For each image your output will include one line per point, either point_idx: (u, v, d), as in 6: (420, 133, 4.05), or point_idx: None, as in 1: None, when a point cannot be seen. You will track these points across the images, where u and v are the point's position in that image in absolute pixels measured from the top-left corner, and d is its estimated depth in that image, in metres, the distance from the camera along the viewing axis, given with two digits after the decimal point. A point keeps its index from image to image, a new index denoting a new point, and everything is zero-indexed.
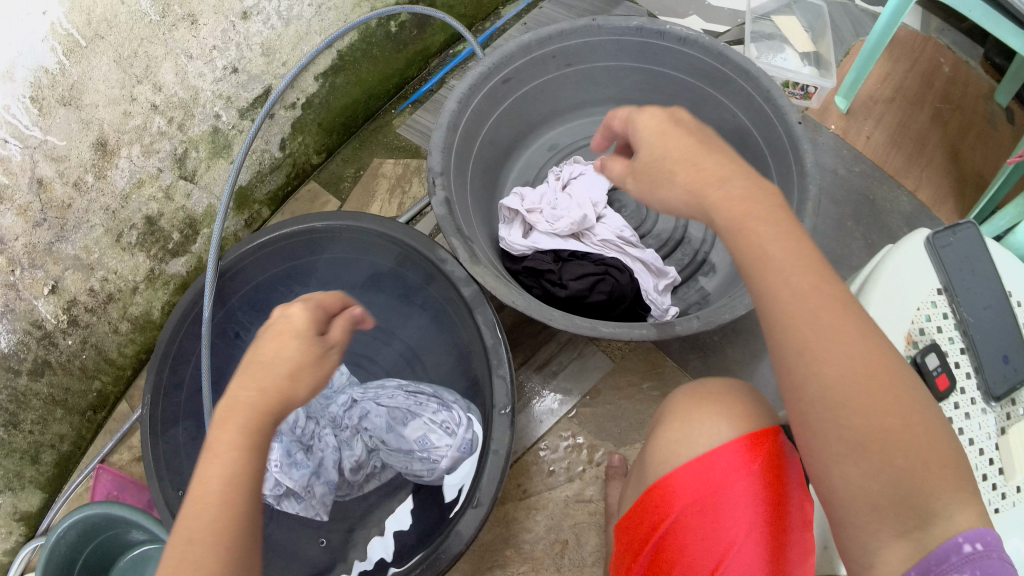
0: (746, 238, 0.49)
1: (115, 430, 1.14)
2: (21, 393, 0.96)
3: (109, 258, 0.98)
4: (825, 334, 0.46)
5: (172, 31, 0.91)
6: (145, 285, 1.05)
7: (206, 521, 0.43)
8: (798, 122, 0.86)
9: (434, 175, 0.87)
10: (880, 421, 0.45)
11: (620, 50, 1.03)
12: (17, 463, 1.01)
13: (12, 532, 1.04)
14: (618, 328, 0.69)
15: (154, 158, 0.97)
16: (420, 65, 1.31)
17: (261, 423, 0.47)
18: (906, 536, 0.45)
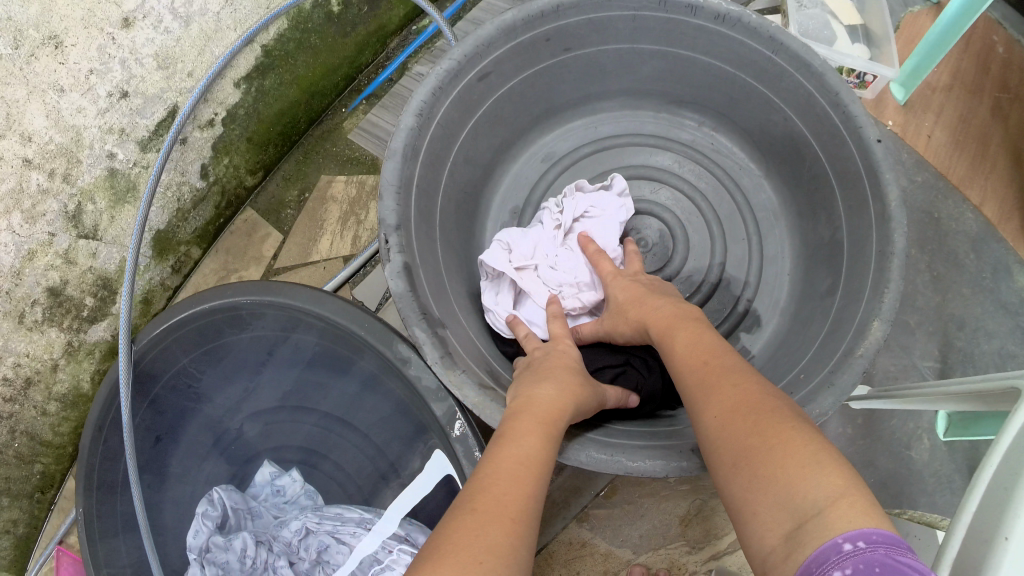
0: (668, 339, 0.57)
1: (68, 509, 1.00)
2: None
3: (16, 341, 0.80)
4: (702, 380, 0.50)
5: (32, 62, 0.72)
6: (66, 361, 0.85)
7: (499, 495, 0.43)
8: (878, 139, 0.67)
9: (387, 232, 0.65)
10: (743, 436, 0.43)
11: (637, 30, 0.78)
12: None
13: None
14: (648, 462, 0.55)
15: (41, 223, 0.76)
16: (375, 48, 1.00)
17: (555, 421, 0.52)
18: (789, 539, 0.38)
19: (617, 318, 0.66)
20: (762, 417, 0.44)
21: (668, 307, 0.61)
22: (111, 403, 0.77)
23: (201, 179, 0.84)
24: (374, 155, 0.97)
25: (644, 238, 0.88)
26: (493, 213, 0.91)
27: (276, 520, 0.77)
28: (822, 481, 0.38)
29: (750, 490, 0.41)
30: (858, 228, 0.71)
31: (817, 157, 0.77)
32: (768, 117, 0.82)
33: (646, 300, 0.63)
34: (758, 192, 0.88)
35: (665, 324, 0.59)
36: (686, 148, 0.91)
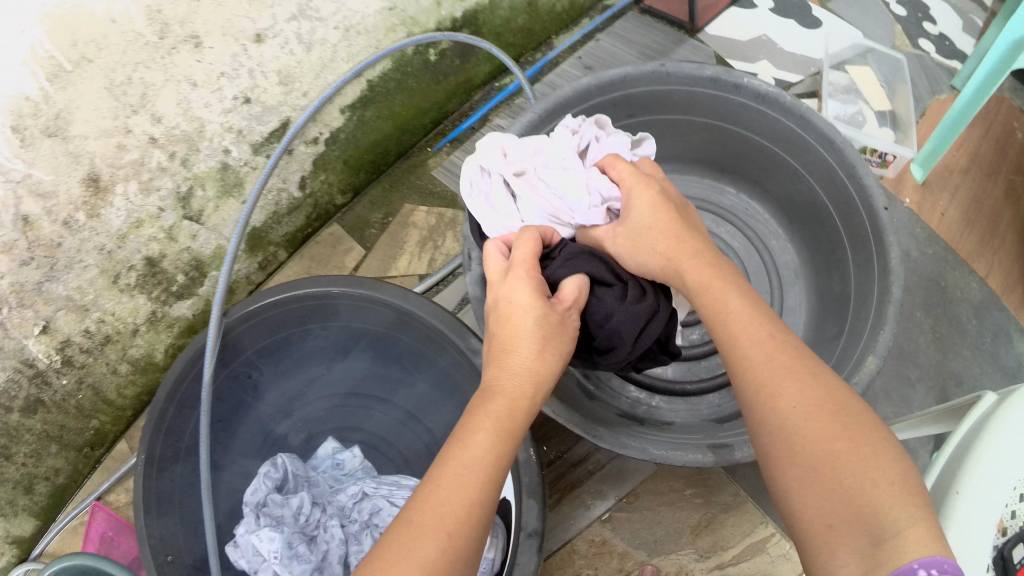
0: (712, 295, 0.60)
1: (113, 469, 1.03)
2: (13, 428, 0.90)
3: (104, 300, 0.89)
4: (774, 372, 0.53)
5: (173, 55, 0.81)
6: (147, 328, 0.95)
7: (435, 506, 0.46)
8: (885, 207, 0.77)
9: (472, 248, 0.77)
10: (830, 445, 0.49)
11: (690, 102, 0.89)
12: (9, 493, 0.95)
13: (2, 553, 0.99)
14: (669, 451, 0.66)
15: (153, 196, 0.87)
16: (461, 98, 1.12)
17: (514, 409, 0.53)
18: (862, 555, 0.44)
19: (640, 243, 0.68)
20: (852, 425, 0.49)
21: (707, 258, 0.63)
22: (188, 369, 0.83)
23: (300, 190, 0.95)
24: (454, 191, 1.07)
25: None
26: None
27: (330, 487, 0.85)
28: (899, 507, 0.45)
29: (827, 503, 0.47)
30: (863, 280, 0.81)
31: (835, 226, 0.87)
32: (797, 189, 0.93)
33: (681, 240, 0.65)
34: (783, 254, 0.99)
35: (712, 282, 0.61)
36: (724, 211, 1.02)
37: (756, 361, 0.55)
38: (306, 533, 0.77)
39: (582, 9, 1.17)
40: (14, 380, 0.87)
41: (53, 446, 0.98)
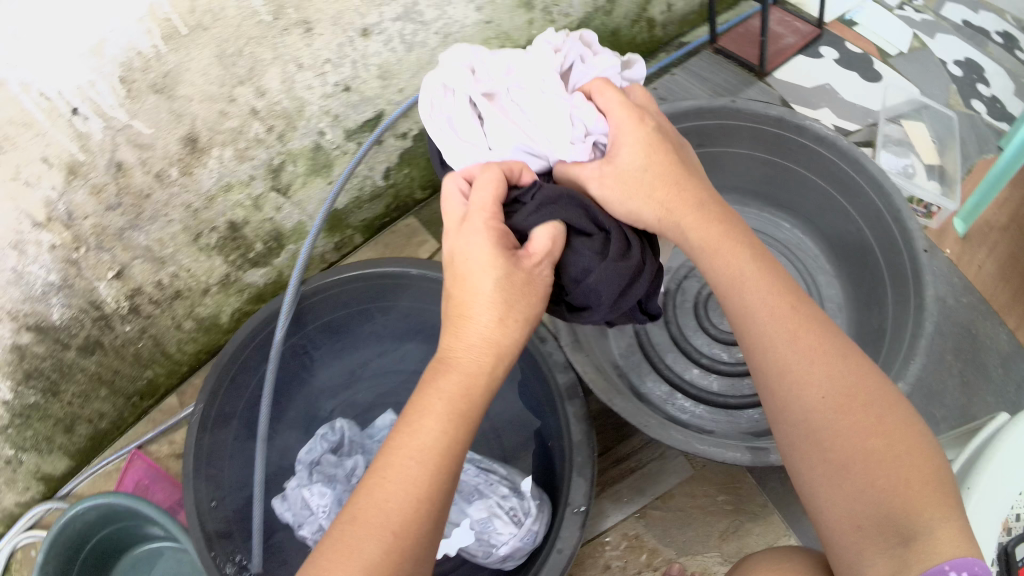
0: (731, 272, 0.66)
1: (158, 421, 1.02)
2: (67, 364, 0.95)
3: (182, 255, 0.94)
4: (802, 371, 0.61)
5: (284, 36, 0.83)
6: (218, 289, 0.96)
7: (379, 505, 0.53)
8: (924, 250, 0.83)
9: None
10: (861, 446, 0.58)
11: (755, 137, 0.97)
12: (52, 429, 1.02)
13: (28, 489, 1.07)
14: (710, 446, 0.73)
15: (246, 163, 0.91)
16: None
17: (462, 395, 0.56)
18: (889, 549, 0.55)
19: (630, 186, 0.66)
20: (881, 419, 0.59)
21: (708, 217, 0.67)
22: (262, 326, 0.91)
23: (383, 179, 0.98)
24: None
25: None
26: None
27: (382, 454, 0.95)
28: (923, 505, 0.55)
29: (858, 501, 0.57)
30: (900, 316, 0.86)
31: (879, 266, 0.92)
32: (846, 228, 0.98)
33: (680, 191, 0.66)
34: (829, 288, 1.03)
35: (726, 252, 0.66)
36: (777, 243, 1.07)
37: (784, 359, 0.62)
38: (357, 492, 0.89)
39: (661, 42, 1.24)
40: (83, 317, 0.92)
41: (104, 390, 1.02)
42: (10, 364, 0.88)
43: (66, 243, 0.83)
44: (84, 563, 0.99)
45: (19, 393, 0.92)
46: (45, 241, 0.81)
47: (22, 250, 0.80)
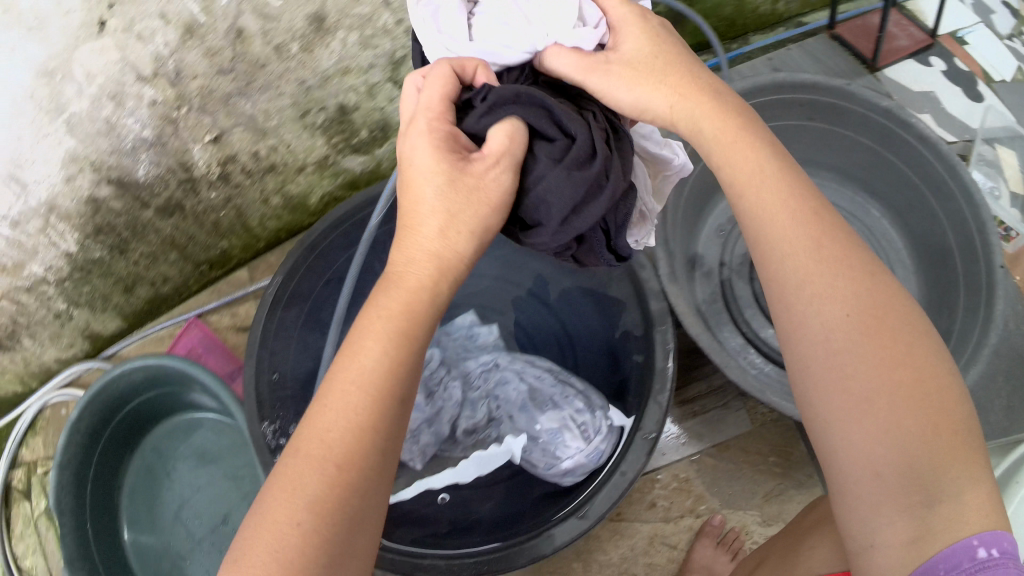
0: (749, 180, 0.63)
1: (224, 292, 1.21)
2: (141, 224, 1.01)
3: (285, 130, 0.98)
4: (816, 299, 0.59)
5: None
6: (314, 170, 1.07)
7: (322, 434, 0.51)
8: (1001, 266, 0.97)
9: None
10: (884, 383, 0.55)
11: (863, 124, 1.14)
12: (110, 287, 1.08)
13: (75, 343, 1.13)
14: (780, 398, 0.85)
15: (369, 52, 0.94)
16: None
17: (407, 309, 0.55)
18: (912, 505, 0.53)
19: (640, 70, 0.66)
20: (902, 355, 0.56)
21: (716, 110, 0.65)
22: (357, 211, 0.95)
23: None
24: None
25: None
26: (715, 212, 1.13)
27: (459, 352, 0.98)
28: (945, 457, 0.53)
29: (879, 450, 0.54)
30: (968, 323, 1.00)
31: (955, 266, 1.07)
32: (931, 228, 1.13)
33: (688, 81, 0.66)
34: (906, 281, 1.18)
35: (752, 169, 0.63)
36: (863, 225, 1.23)
37: (801, 283, 0.59)
38: (431, 386, 0.92)
39: (780, 17, 1.41)
40: (167, 176, 0.96)
41: (172, 255, 1.10)
42: (83, 218, 0.94)
43: (171, 100, 0.87)
44: (125, 419, 1.01)
45: (85, 248, 0.99)
46: (147, 96, 0.84)
47: (119, 101, 0.83)
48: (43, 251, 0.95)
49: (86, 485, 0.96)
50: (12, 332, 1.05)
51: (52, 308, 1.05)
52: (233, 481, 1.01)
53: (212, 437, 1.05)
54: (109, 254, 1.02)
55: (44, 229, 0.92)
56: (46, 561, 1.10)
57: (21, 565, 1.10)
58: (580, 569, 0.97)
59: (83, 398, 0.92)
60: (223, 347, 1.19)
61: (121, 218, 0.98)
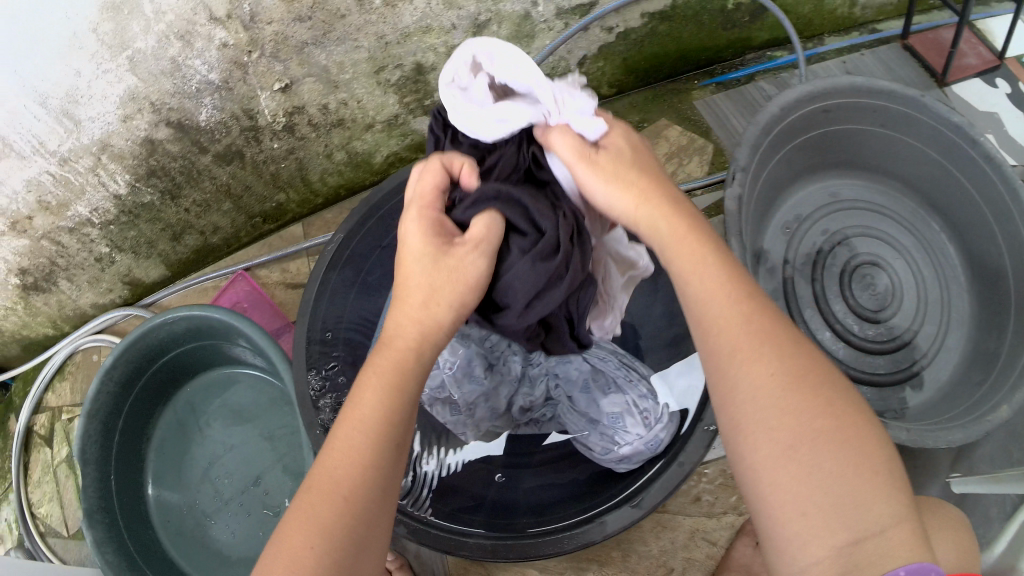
0: (684, 231, 0.56)
1: (277, 246, 1.21)
2: (196, 170, 1.00)
3: (357, 85, 0.96)
4: (754, 347, 0.52)
5: None
6: (383, 129, 1.07)
7: (333, 472, 0.48)
8: None
9: (738, 169, 0.93)
10: (813, 426, 0.50)
11: (933, 137, 1.10)
12: (155, 233, 1.08)
13: (114, 291, 1.14)
14: None
15: (453, 12, 0.91)
16: (735, 51, 1.27)
17: (403, 368, 0.52)
18: (842, 544, 0.47)
19: (615, 172, 0.57)
20: (831, 402, 0.51)
21: (675, 210, 0.56)
22: None
23: (578, 66, 1.12)
24: (709, 125, 1.20)
25: (865, 280, 1.17)
26: (782, 211, 1.18)
27: None
28: (875, 500, 0.49)
29: (807, 489, 0.49)
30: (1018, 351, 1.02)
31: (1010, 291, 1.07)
32: (989, 250, 1.11)
33: (657, 184, 0.58)
34: (959, 298, 1.16)
35: (687, 243, 0.55)
36: (920, 238, 1.21)
37: (731, 331, 0.52)
38: (489, 359, 0.85)
39: (854, 22, 1.39)
40: (230, 122, 0.94)
41: (225, 206, 1.10)
42: (137, 159, 0.93)
43: (243, 45, 0.84)
44: (160, 369, 0.97)
45: (134, 191, 0.98)
46: (217, 38, 0.82)
47: (188, 41, 0.81)
48: (91, 191, 0.94)
49: (113, 434, 0.92)
50: (49, 274, 1.03)
51: (93, 252, 1.04)
52: (268, 440, 0.98)
53: (249, 394, 1.02)
54: (158, 199, 1.01)
55: (95, 168, 0.91)
56: (61, 510, 1.05)
57: (34, 513, 1.05)
58: (619, 558, 0.93)
59: (121, 343, 0.88)
60: (271, 303, 1.16)
61: (176, 162, 0.96)
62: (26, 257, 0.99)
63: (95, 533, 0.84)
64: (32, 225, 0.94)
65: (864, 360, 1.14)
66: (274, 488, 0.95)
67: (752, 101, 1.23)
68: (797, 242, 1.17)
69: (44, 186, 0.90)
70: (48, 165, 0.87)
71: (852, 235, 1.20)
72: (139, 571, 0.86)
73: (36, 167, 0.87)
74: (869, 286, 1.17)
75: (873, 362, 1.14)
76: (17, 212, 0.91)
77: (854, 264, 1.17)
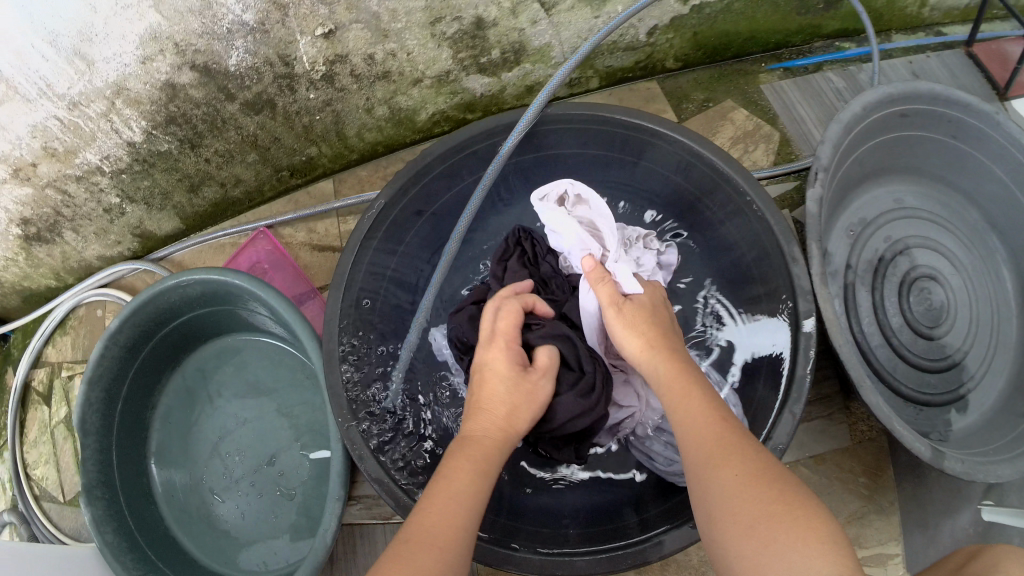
0: (665, 358, 0.66)
1: (304, 203, 1.11)
2: (220, 119, 0.92)
3: (409, 36, 0.87)
4: (714, 442, 0.55)
5: None
6: (432, 85, 0.98)
7: (431, 525, 0.50)
8: None
9: (820, 169, 0.83)
10: (766, 507, 0.49)
11: (1004, 155, 0.98)
12: (172, 183, 1.00)
13: (122, 243, 1.07)
14: (904, 429, 0.76)
15: None
16: (805, 37, 1.17)
17: (491, 454, 0.58)
18: None
19: (634, 322, 0.71)
20: (785, 489, 0.50)
21: (677, 357, 0.66)
22: (476, 140, 0.85)
23: (646, 37, 1.04)
24: (776, 112, 1.11)
25: (923, 296, 1.05)
26: (850, 210, 1.06)
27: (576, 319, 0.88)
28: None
29: (764, 561, 0.47)
30: None
31: None
32: None
33: (665, 331, 0.70)
34: (1011, 326, 1.04)
35: (677, 377, 0.63)
36: (976, 255, 1.08)
37: (694, 431, 0.57)
38: None
39: (921, 22, 1.28)
40: (262, 69, 0.85)
41: (249, 157, 1.01)
42: (154, 105, 0.86)
43: None
44: (171, 334, 0.90)
45: (150, 139, 0.91)
46: None
47: None
48: (103, 137, 0.88)
49: (117, 401, 0.85)
50: (53, 224, 0.98)
51: (102, 201, 0.98)
52: (285, 417, 0.91)
53: (266, 366, 0.94)
54: (177, 147, 0.94)
55: (107, 113, 0.84)
56: (57, 474, 0.99)
57: (29, 474, 0.99)
58: (656, 567, 0.87)
59: (132, 303, 0.82)
60: (294, 264, 1.07)
61: (201, 108, 0.89)
62: (28, 205, 0.94)
63: (94, 510, 0.77)
64: (36, 173, 0.89)
65: (908, 375, 1.02)
66: (289, 469, 0.88)
67: (821, 93, 1.12)
68: (859, 246, 1.05)
69: (50, 132, 0.84)
70: (55, 109, 0.81)
71: (914, 244, 1.07)
72: (140, 552, 0.79)
73: (43, 112, 0.81)
74: (919, 298, 1.04)
75: (924, 379, 1.02)
76: (20, 158, 0.86)
77: (914, 276, 1.05)
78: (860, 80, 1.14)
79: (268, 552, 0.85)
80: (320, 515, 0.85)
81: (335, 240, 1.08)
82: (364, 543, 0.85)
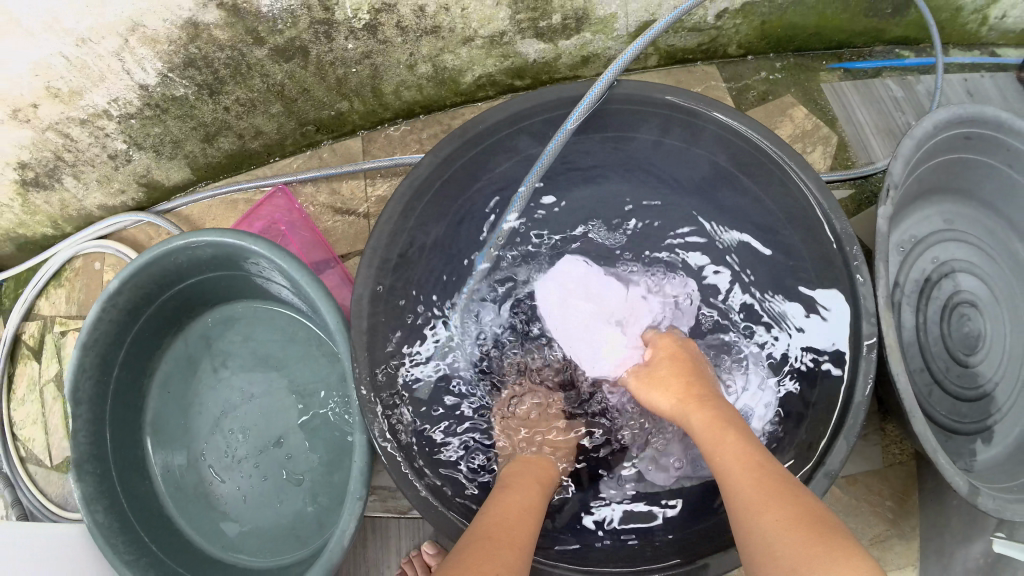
0: (699, 409, 0.71)
1: (326, 158, 1.02)
2: (242, 66, 0.84)
3: None
4: (754, 486, 0.58)
5: None
6: (483, 46, 0.91)
7: (505, 528, 0.61)
8: None
9: (892, 186, 0.74)
10: (808, 551, 0.50)
11: None
12: (187, 132, 0.92)
13: (126, 193, 0.99)
14: (950, 465, 0.68)
15: None
16: (868, 40, 1.07)
17: (547, 489, 0.72)
18: None
19: (656, 382, 0.78)
20: (828, 533, 0.51)
21: (711, 408, 0.71)
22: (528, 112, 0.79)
23: (714, 20, 0.96)
24: (835, 114, 1.03)
25: (964, 324, 0.93)
26: (908, 223, 0.95)
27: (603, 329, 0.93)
28: None
29: None
30: None
31: None
32: None
33: (690, 383, 0.76)
34: None
35: (717, 429, 0.67)
36: None
37: (734, 476, 0.60)
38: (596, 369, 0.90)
39: (978, 39, 1.10)
40: (298, 12, 0.78)
41: (274, 110, 0.93)
42: (173, 46, 0.78)
43: None
44: (175, 297, 0.83)
45: (165, 82, 0.83)
46: None
47: None
48: (111, 79, 0.80)
49: (113, 366, 0.79)
50: (53, 169, 0.90)
51: (107, 147, 0.90)
52: (295, 396, 0.84)
53: (277, 339, 0.87)
54: (192, 93, 0.86)
55: (120, 52, 0.77)
56: (45, 436, 0.92)
57: (15, 434, 0.93)
58: None
59: (132, 263, 0.74)
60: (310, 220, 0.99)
61: (223, 53, 0.81)
62: (27, 148, 0.86)
63: (85, 487, 0.71)
64: (37, 115, 0.81)
65: (943, 401, 0.92)
66: (296, 453, 0.82)
67: (881, 102, 1.05)
68: (907, 263, 0.94)
69: (54, 70, 0.76)
70: (61, 46, 0.74)
71: (963, 268, 0.96)
72: (132, 533, 0.74)
73: (46, 47, 0.73)
74: (958, 323, 0.93)
75: (958, 407, 0.92)
76: (19, 98, 0.78)
77: (957, 301, 0.94)
78: (918, 92, 1.06)
79: (269, 538, 0.80)
80: (331, 501, 0.80)
81: (360, 204, 1.00)
82: (376, 535, 0.82)
